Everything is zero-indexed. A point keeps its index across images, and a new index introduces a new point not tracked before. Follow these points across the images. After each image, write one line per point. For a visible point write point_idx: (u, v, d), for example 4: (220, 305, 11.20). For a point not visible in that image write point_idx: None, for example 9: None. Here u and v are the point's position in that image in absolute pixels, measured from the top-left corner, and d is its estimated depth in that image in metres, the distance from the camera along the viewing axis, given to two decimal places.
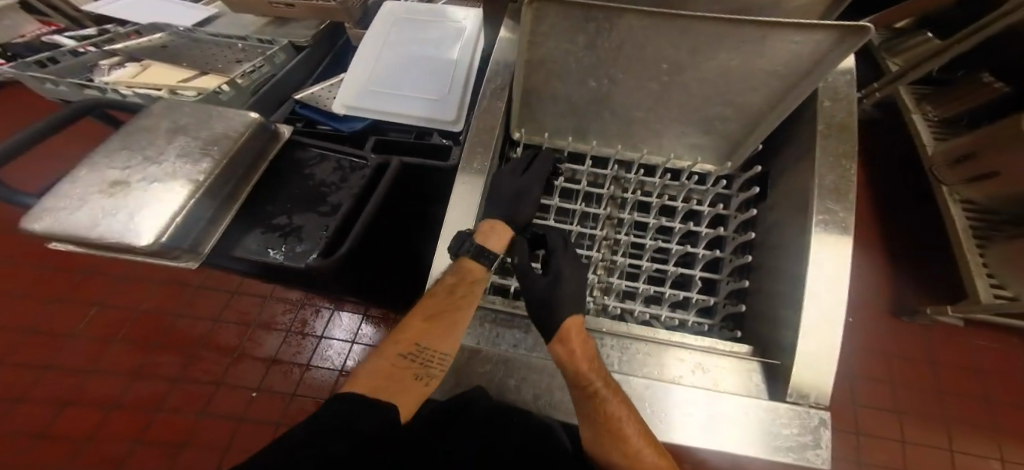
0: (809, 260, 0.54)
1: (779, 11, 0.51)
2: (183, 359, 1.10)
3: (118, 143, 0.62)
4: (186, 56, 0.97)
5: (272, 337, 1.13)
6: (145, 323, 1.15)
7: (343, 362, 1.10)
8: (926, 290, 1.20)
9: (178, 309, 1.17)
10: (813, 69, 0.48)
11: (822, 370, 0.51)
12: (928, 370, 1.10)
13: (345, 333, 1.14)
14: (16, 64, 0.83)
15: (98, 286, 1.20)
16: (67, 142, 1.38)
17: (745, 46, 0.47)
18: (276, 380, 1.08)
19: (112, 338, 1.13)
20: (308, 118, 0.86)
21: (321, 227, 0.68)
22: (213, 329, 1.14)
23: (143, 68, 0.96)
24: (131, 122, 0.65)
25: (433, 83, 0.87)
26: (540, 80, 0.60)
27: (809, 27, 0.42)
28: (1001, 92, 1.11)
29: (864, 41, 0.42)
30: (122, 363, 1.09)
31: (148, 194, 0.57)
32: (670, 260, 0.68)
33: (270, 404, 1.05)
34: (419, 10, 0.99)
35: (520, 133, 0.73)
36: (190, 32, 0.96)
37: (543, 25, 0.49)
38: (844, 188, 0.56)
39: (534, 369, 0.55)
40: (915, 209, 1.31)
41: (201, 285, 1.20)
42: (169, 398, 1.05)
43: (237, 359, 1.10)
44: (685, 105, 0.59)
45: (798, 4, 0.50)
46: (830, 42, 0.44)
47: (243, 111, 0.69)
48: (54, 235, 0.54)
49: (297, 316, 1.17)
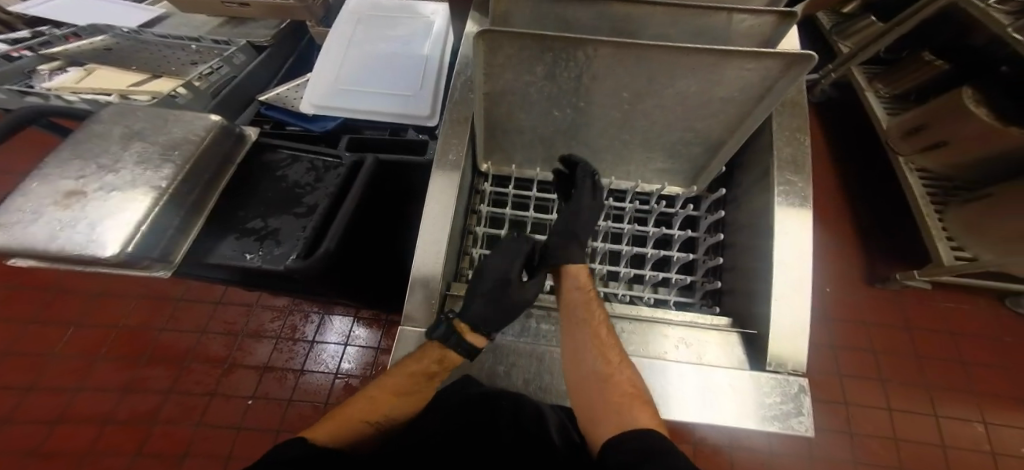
0: (775, 226, 0.57)
1: (730, 32, 0.53)
2: (172, 373, 1.07)
3: (70, 153, 0.59)
4: (134, 57, 0.95)
5: (261, 345, 1.11)
6: (126, 339, 1.11)
7: (337, 365, 1.10)
8: (896, 255, 1.25)
9: (160, 322, 1.14)
10: (765, 96, 0.50)
11: (798, 337, 0.54)
12: (905, 334, 1.15)
13: (338, 336, 1.13)
14: None
15: (70, 305, 1.16)
16: (20, 157, 1.33)
17: (698, 72, 0.48)
18: (271, 387, 1.06)
19: (95, 357, 1.09)
20: (276, 119, 0.84)
21: (298, 228, 0.67)
22: (201, 341, 1.11)
23: (88, 73, 0.92)
24: (81, 130, 0.62)
25: (403, 79, 0.87)
26: (503, 112, 0.60)
27: (759, 55, 0.43)
28: (942, 69, 1.17)
29: (808, 71, 0.45)
30: (111, 378, 1.06)
31: (107, 204, 0.54)
32: (646, 285, 0.69)
33: (268, 411, 1.03)
34: (385, 6, 0.99)
35: (487, 165, 0.73)
36: (135, 33, 0.88)
37: (498, 58, 0.49)
38: (801, 160, 0.60)
39: (523, 354, 0.57)
40: (878, 179, 1.37)
41: (183, 297, 1.17)
42: (164, 409, 1.03)
43: (230, 368, 1.08)
44: (647, 130, 0.60)
45: (749, 25, 0.51)
46: (779, 69, 0.45)
47: (203, 115, 0.67)
48: (10, 251, 0.51)
49: (286, 322, 1.15)
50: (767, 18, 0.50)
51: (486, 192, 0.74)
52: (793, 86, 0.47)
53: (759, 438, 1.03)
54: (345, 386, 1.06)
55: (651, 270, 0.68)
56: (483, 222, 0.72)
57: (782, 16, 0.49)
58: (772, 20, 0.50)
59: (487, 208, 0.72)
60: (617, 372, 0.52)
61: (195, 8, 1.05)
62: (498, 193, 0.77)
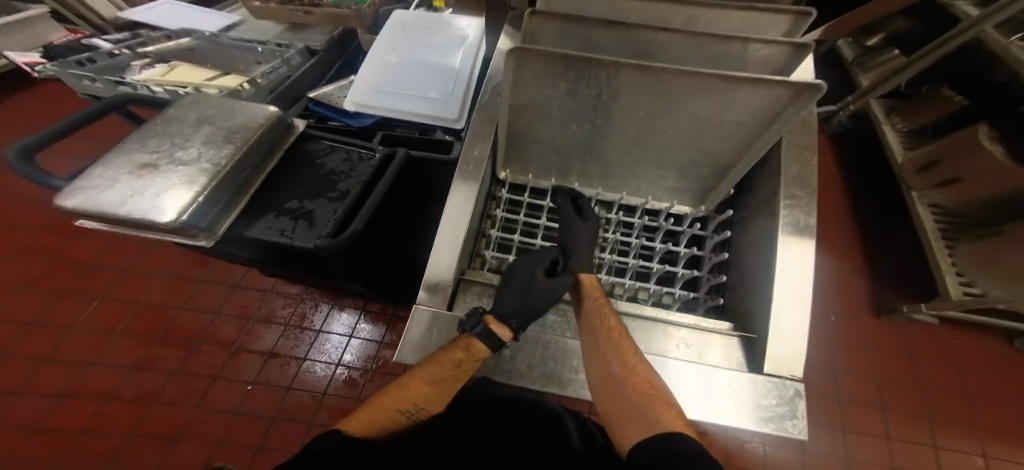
0: (779, 236, 0.60)
1: (746, 60, 0.57)
2: (182, 352, 1.13)
3: (153, 131, 0.67)
4: (211, 57, 1.06)
5: (270, 331, 1.17)
6: (147, 316, 1.18)
7: (340, 356, 1.14)
8: (905, 286, 1.25)
9: (181, 302, 1.21)
10: (774, 121, 0.54)
11: (793, 342, 0.56)
12: (912, 366, 1.15)
13: (344, 328, 1.18)
14: (58, 63, 0.88)
15: (104, 279, 1.24)
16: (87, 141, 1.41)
17: (710, 95, 0.52)
18: (272, 374, 1.11)
19: (113, 331, 1.16)
20: (321, 114, 0.91)
21: (331, 211, 0.72)
22: (214, 323, 1.18)
23: (171, 69, 0.98)
24: (162, 113, 0.70)
25: (436, 84, 0.93)
26: (524, 124, 0.66)
27: (768, 82, 0.47)
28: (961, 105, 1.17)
29: (815, 100, 0.49)
30: (124, 354, 1.12)
31: (174, 177, 0.61)
32: (648, 299, 0.72)
33: (266, 396, 1.08)
34: (426, 17, 1.06)
35: (505, 172, 0.78)
36: (215, 36, 1.04)
37: (525, 72, 0.54)
38: (806, 176, 0.63)
39: (529, 340, 0.58)
40: (892, 209, 1.39)
41: (204, 280, 1.24)
42: (166, 391, 1.08)
43: (236, 352, 1.13)
44: (660, 148, 0.65)
45: (764, 55, 0.55)
46: (788, 96, 0.49)
47: (263, 105, 0.74)
48: (84, 212, 0.57)
49: (296, 310, 1.21)
50: (780, 48, 0.54)
51: (502, 198, 0.79)
52: (801, 114, 0.51)
53: (756, 459, 1.04)
54: (346, 379, 1.10)
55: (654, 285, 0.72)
56: (497, 227, 0.76)
57: (795, 47, 0.53)
58: (786, 50, 0.54)
59: (502, 214, 0.76)
60: (633, 373, 0.55)
61: (266, 14, 1.18)
62: (512, 201, 0.82)
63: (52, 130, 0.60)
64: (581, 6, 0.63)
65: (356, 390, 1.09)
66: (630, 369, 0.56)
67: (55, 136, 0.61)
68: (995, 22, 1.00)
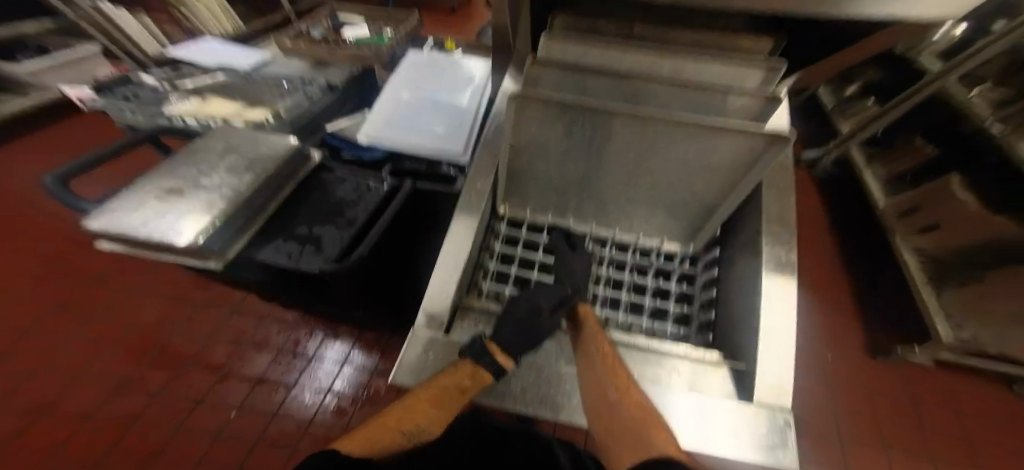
0: (762, 270, 0.64)
1: (726, 109, 0.63)
2: (169, 375, 1.10)
3: (184, 158, 0.72)
4: (243, 93, 1.14)
5: (261, 356, 1.14)
6: (140, 338, 1.16)
7: (331, 383, 1.11)
8: (898, 326, 1.27)
9: (175, 326, 1.18)
10: (754, 165, 0.58)
11: (782, 373, 0.58)
12: (912, 409, 1.14)
13: (335, 358, 1.15)
14: (108, 98, 0.96)
15: (97, 301, 1.22)
16: (128, 165, 1.47)
17: (694, 140, 0.57)
18: (259, 400, 1.07)
19: (102, 354, 1.13)
20: (335, 145, 0.96)
21: (338, 237, 0.76)
22: (204, 348, 1.15)
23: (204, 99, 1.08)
24: (194, 143, 0.76)
25: (444, 121, 0.99)
26: (525, 162, 0.71)
27: (742, 130, 0.52)
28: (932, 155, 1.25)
29: (787, 148, 0.53)
30: (111, 375, 1.09)
31: (196, 202, 0.65)
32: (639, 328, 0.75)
33: (249, 423, 1.04)
34: (439, 60, 1.15)
35: (504, 206, 0.82)
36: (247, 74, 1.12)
37: (525, 116, 0.60)
38: (786, 215, 0.68)
39: (524, 365, 0.62)
40: (879, 250, 1.43)
41: (201, 304, 1.23)
42: (147, 413, 1.04)
43: (225, 376, 1.11)
44: (651, 189, 0.69)
45: (741, 104, 0.61)
46: (763, 143, 0.54)
47: (284, 137, 0.80)
48: (106, 233, 0.60)
49: (290, 337, 1.18)
50: (756, 99, 0.59)
51: (501, 232, 0.82)
52: (776, 160, 0.55)
53: None
54: (336, 407, 1.07)
55: (645, 318, 0.75)
56: (496, 259, 0.80)
57: (769, 99, 0.58)
58: (762, 100, 0.59)
59: (501, 248, 0.80)
60: (629, 396, 0.56)
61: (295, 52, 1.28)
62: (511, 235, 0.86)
63: (91, 157, 0.65)
64: (579, 54, 0.69)
65: (345, 418, 1.05)
66: (628, 394, 0.56)
67: (94, 163, 0.66)
68: (957, 75, 1.10)
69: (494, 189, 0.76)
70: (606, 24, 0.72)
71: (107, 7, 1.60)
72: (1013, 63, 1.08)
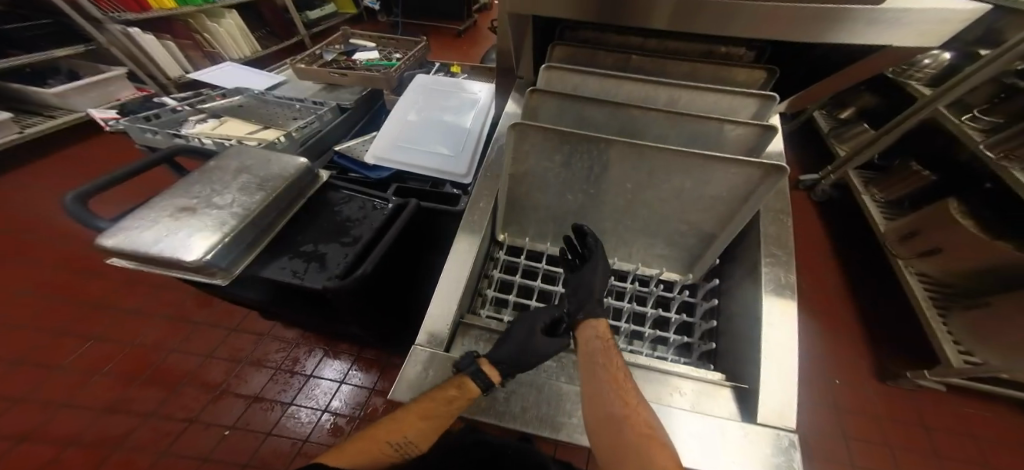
0: (763, 292, 0.65)
1: (723, 140, 0.64)
2: (165, 395, 1.09)
3: (198, 177, 0.75)
4: (256, 114, 1.19)
5: (259, 374, 1.14)
6: (137, 356, 1.15)
7: (328, 402, 1.11)
8: (904, 349, 1.25)
9: (174, 344, 1.18)
10: (749, 197, 0.61)
11: (784, 395, 0.58)
12: (923, 435, 1.11)
13: (335, 374, 1.15)
14: (129, 119, 1.00)
15: (98, 317, 1.22)
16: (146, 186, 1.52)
17: (689, 173, 0.61)
18: (254, 419, 1.07)
19: (98, 372, 1.12)
20: (344, 166, 0.99)
21: (342, 255, 0.78)
22: (202, 366, 1.15)
23: (221, 123, 1.16)
24: (209, 162, 0.78)
25: (448, 141, 1.02)
26: (523, 191, 0.72)
27: (737, 162, 0.56)
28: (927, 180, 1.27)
29: (781, 181, 0.57)
30: (101, 395, 1.08)
31: (207, 220, 0.67)
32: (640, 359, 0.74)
33: (243, 443, 1.03)
34: (444, 82, 1.19)
35: (504, 235, 0.81)
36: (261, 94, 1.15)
37: (525, 146, 0.63)
38: (783, 237, 0.70)
39: (523, 383, 0.60)
40: (882, 272, 1.42)
41: (201, 321, 1.23)
42: (136, 435, 1.03)
43: (220, 395, 1.10)
44: (648, 218, 0.71)
45: (738, 135, 0.63)
46: (759, 175, 0.58)
47: (294, 157, 0.82)
48: (119, 250, 0.63)
49: (289, 354, 1.18)
50: (752, 130, 0.61)
51: (499, 259, 0.80)
52: (769, 193, 0.59)
53: None
54: (332, 426, 1.06)
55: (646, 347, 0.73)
56: (494, 286, 0.77)
57: (765, 130, 0.60)
58: (757, 132, 0.61)
59: (499, 275, 0.77)
60: (634, 414, 0.57)
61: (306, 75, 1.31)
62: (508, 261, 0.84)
63: (110, 177, 0.68)
64: (576, 84, 0.71)
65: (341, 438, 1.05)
66: (629, 411, 0.57)
67: (110, 183, 0.68)
68: (946, 102, 1.14)
69: (492, 223, 0.76)
70: (604, 55, 0.75)
71: (136, 34, 1.72)
72: (1001, 91, 1.11)
